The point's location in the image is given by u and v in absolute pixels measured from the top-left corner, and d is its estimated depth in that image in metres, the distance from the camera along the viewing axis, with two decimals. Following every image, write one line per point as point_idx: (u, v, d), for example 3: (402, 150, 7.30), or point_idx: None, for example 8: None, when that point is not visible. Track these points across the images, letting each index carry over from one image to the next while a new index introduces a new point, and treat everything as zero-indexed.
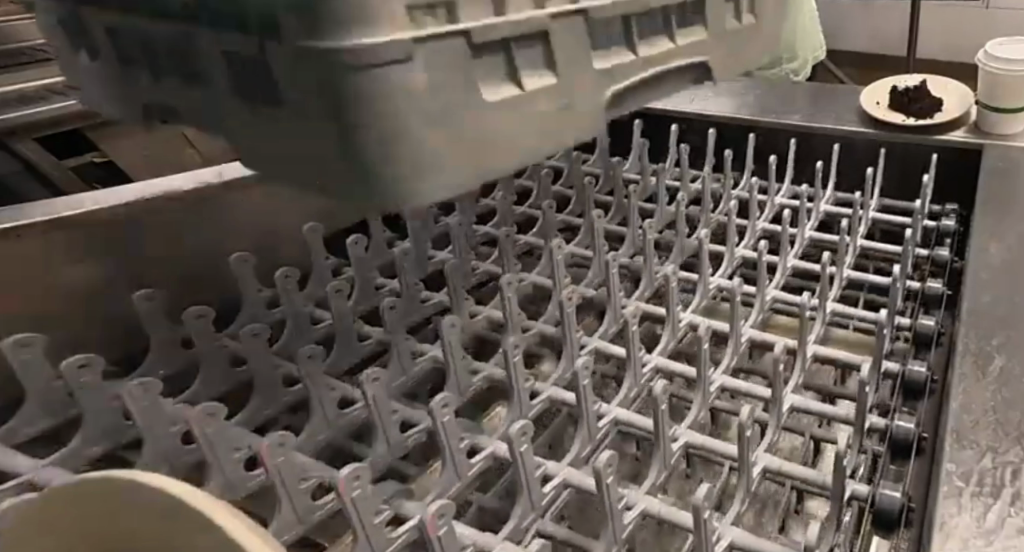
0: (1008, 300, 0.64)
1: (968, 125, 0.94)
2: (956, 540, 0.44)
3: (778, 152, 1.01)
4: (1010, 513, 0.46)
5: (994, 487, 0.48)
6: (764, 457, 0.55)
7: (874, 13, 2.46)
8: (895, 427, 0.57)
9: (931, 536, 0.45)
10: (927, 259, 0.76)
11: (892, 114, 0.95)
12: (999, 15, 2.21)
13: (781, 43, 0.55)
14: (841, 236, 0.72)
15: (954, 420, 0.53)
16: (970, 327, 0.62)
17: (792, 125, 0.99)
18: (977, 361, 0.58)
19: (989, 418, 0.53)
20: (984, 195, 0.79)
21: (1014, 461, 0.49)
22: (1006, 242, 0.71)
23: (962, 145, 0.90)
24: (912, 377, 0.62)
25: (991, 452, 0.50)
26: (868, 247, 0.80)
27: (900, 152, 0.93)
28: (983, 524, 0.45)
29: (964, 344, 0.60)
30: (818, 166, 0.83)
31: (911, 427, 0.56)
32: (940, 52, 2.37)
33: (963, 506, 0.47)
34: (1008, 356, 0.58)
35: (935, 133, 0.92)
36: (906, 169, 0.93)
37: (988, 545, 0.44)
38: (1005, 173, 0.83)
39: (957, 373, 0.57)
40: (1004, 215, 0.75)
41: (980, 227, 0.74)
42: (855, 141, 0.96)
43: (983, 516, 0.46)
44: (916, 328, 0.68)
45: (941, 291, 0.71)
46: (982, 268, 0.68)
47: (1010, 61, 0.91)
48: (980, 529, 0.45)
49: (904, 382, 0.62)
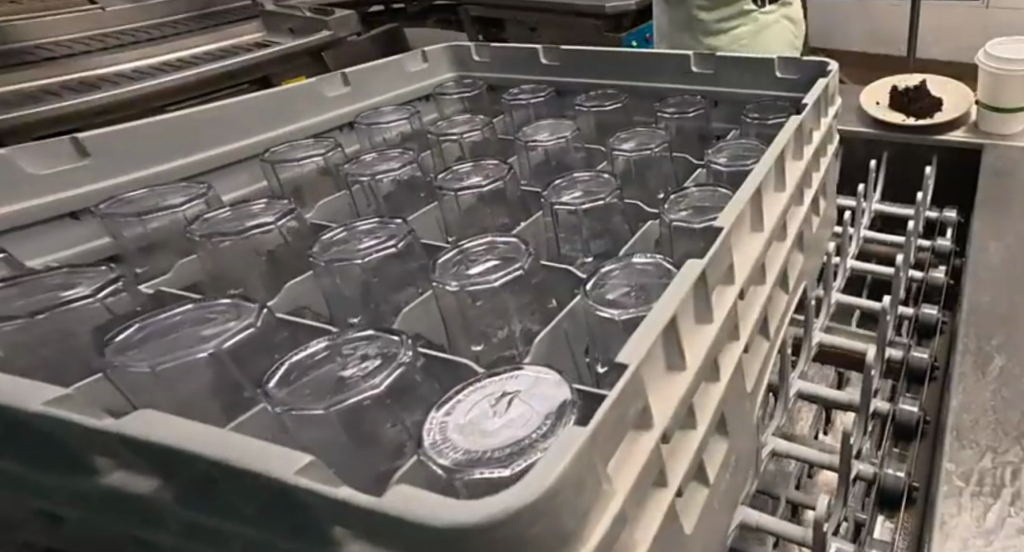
0: (1008, 301, 0.65)
1: (967, 125, 0.96)
2: (955, 542, 0.46)
3: None
4: (1010, 513, 0.48)
5: (994, 487, 0.49)
6: (773, 439, 0.55)
7: (873, 11, 2.48)
8: (885, 476, 0.53)
9: (932, 536, 0.47)
10: (921, 285, 0.73)
11: (893, 114, 0.97)
12: (996, 15, 2.23)
13: (789, 241, 0.51)
14: (846, 224, 0.72)
15: (953, 419, 0.55)
16: (969, 329, 0.63)
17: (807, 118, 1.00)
18: (978, 360, 0.60)
19: (989, 417, 0.55)
20: (982, 194, 0.81)
21: (1014, 461, 0.51)
22: (1005, 242, 0.73)
23: (961, 145, 0.92)
24: (902, 418, 0.58)
25: (990, 451, 0.52)
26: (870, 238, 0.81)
27: (898, 151, 0.94)
28: (983, 524, 0.47)
29: (964, 342, 0.62)
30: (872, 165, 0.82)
31: (901, 477, 0.53)
32: (937, 51, 2.39)
33: (963, 506, 0.48)
34: (1007, 356, 0.60)
35: (935, 133, 0.94)
36: (906, 174, 0.94)
37: (987, 545, 0.46)
38: (1005, 174, 0.84)
39: (957, 373, 0.59)
40: (1003, 215, 0.76)
41: (980, 229, 0.75)
42: (855, 142, 0.96)
43: (983, 516, 0.47)
44: (920, 317, 0.69)
45: (935, 319, 0.68)
46: (981, 269, 0.70)
47: (1009, 61, 0.93)
48: (979, 528, 0.47)
49: (895, 423, 0.58)
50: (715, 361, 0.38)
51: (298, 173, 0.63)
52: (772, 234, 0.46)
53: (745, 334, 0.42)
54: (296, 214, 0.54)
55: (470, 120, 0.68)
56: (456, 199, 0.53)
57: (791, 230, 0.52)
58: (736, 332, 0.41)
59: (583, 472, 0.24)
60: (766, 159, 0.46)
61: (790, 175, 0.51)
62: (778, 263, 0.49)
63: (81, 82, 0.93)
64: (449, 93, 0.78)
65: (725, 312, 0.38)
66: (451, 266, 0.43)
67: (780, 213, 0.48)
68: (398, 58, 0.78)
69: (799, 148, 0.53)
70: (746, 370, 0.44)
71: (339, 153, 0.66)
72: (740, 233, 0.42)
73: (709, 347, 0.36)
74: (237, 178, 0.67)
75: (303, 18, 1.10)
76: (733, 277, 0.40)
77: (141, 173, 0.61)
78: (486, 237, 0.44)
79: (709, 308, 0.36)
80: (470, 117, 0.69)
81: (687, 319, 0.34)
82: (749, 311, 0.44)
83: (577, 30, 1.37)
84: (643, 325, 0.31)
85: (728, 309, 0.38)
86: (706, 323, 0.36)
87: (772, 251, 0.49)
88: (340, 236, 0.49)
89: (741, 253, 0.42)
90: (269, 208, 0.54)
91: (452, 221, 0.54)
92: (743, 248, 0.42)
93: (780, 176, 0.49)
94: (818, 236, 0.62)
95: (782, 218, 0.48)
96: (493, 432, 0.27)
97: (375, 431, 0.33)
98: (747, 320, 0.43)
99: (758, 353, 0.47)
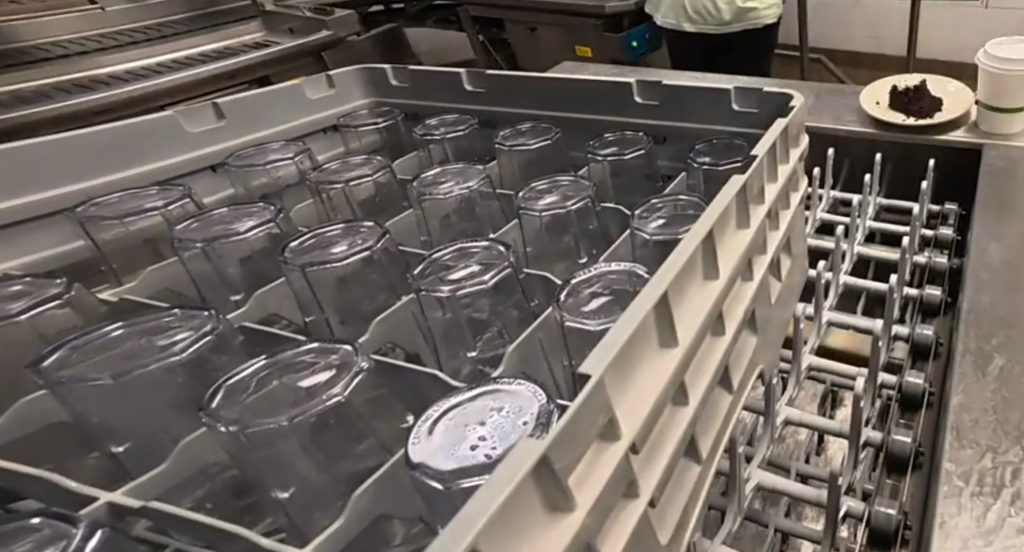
0: (1010, 301, 0.60)
1: (967, 125, 0.91)
2: (955, 540, 0.42)
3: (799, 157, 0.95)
4: (1010, 513, 0.44)
5: (994, 487, 0.45)
6: (722, 548, 0.45)
7: (873, 13, 2.44)
8: None
9: (929, 535, 0.43)
10: (909, 340, 0.65)
11: (893, 114, 0.92)
12: (997, 14, 2.18)
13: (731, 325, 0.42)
14: (839, 238, 0.67)
15: (953, 419, 0.51)
16: (969, 327, 0.59)
17: (817, 125, 0.94)
18: (976, 360, 0.56)
19: (989, 415, 0.51)
20: (983, 195, 0.76)
21: (1014, 461, 0.47)
22: (1007, 242, 0.68)
23: (960, 145, 0.88)
24: (879, 522, 0.50)
25: (990, 452, 0.48)
26: (853, 283, 0.72)
27: (899, 153, 0.91)
28: (982, 523, 0.43)
29: (963, 342, 0.57)
30: (868, 176, 0.77)
31: None
32: (939, 52, 2.35)
33: (963, 506, 0.44)
34: (1008, 355, 0.55)
35: (933, 134, 0.89)
36: (906, 173, 0.91)
37: (987, 545, 0.42)
38: (1007, 173, 0.79)
39: (956, 372, 0.55)
40: (1004, 215, 0.71)
41: (979, 226, 0.71)
42: (851, 144, 0.92)
43: (982, 515, 0.44)
44: (903, 387, 0.60)
45: (922, 390, 0.59)
46: (981, 269, 0.65)
47: (1010, 58, 0.89)
48: (978, 528, 0.43)
49: (869, 528, 0.51)
50: (588, 545, 0.28)
51: (122, 235, 0.60)
52: (701, 334, 0.36)
53: (649, 490, 0.32)
54: (65, 298, 0.50)
55: (366, 160, 0.64)
56: (326, 271, 0.47)
57: (732, 321, 0.41)
58: (633, 487, 0.31)
59: None
60: (693, 240, 0.36)
61: (735, 245, 0.41)
62: (712, 369, 0.39)
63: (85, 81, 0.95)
64: (358, 126, 0.75)
65: (603, 487, 0.28)
66: (261, 393, 0.37)
67: (711, 309, 0.38)
68: (293, 86, 0.77)
69: (745, 213, 0.43)
70: (662, 514, 0.34)
71: (185, 206, 0.63)
72: (642, 351, 0.32)
73: (570, 546, 0.26)
74: (51, 233, 0.62)
75: (302, 17, 1.13)
76: (619, 419, 0.30)
77: (107, 179, 0.67)
78: (311, 345, 0.39)
79: (568, 492, 0.26)
80: (366, 159, 0.64)
81: (526, 514, 0.24)
82: (652, 466, 0.33)
83: (585, 30, 1.62)
84: (439, 540, 0.21)
85: (604, 482, 0.28)
86: (565, 512, 0.26)
87: (699, 356, 0.38)
88: (120, 339, 0.44)
89: (642, 386, 0.31)
90: (31, 296, 0.51)
91: (321, 299, 0.48)
92: (645, 378, 0.32)
93: (725, 238, 0.40)
94: (779, 299, 0.53)
95: (712, 313, 0.38)
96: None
97: None
98: (653, 476, 0.32)
99: (687, 477, 0.37)
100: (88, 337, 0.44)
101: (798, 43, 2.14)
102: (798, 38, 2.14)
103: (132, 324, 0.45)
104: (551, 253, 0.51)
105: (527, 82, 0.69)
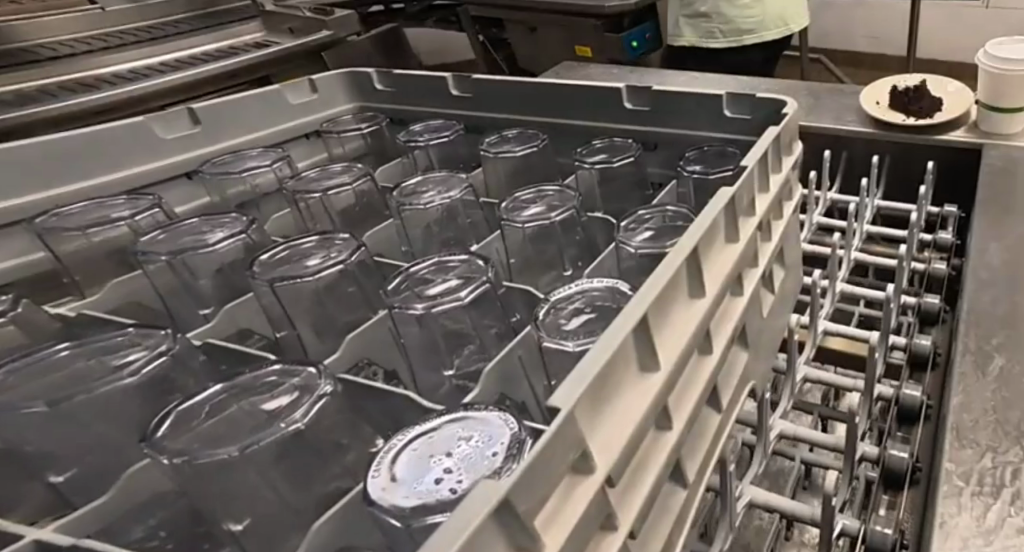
0: (1009, 300, 0.64)
1: (968, 124, 0.97)
2: (955, 540, 0.43)
3: (809, 152, 1.02)
4: (1010, 513, 0.44)
5: (994, 487, 0.46)
6: (752, 490, 0.55)
7: (874, 13, 2.52)
8: (872, 531, 0.53)
9: (930, 536, 0.44)
10: (916, 311, 0.74)
11: (892, 114, 0.98)
12: (995, 15, 2.26)
13: (763, 260, 0.49)
14: (851, 219, 0.77)
15: (953, 418, 0.52)
16: (970, 330, 0.61)
17: (821, 125, 1.00)
18: (977, 318, 0.62)
19: (988, 416, 0.52)
20: (985, 188, 0.83)
21: (1014, 462, 0.48)
22: (1007, 240, 0.73)
23: (961, 145, 0.94)
24: (892, 463, 0.59)
25: (991, 451, 0.49)
26: (865, 260, 0.80)
27: (900, 152, 0.97)
28: (982, 524, 0.44)
29: (964, 341, 0.60)
30: (875, 161, 0.85)
31: (889, 533, 0.53)
32: (939, 52, 2.43)
33: (963, 506, 0.45)
34: (1010, 339, 0.60)
35: (933, 133, 0.96)
36: (907, 172, 0.97)
37: (987, 545, 0.43)
38: (1007, 174, 0.85)
39: (959, 335, 0.60)
40: (1005, 217, 0.76)
41: (980, 220, 0.77)
42: (852, 145, 0.99)
43: (983, 515, 0.44)
44: (912, 349, 0.69)
45: (929, 350, 0.68)
46: (982, 269, 0.69)
47: (1010, 60, 0.95)
48: (979, 528, 0.44)
49: (885, 469, 0.59)
50: (664, 408, 0.34)
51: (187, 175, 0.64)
52: (745, 253, 0.43)
53: (698, 383, 0.39)
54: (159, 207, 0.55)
55: (447, 124, 0.65)
56: (422, 214, 0.52)
57: (763, 256, 0.49)
58: (687, 378, 0.38)
59: (485, 545, 0.21)
60: (742, 177, 0.43)
61: (773, 185, 0.49)
62: (738, 312, 0.44)
63: (162, 63, 1.01)
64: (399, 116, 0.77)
65: (680, 392, 0.36)
66: (401, 296, 0.42)
67: (749, 241, 0.44)
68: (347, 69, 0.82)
69: (778, 160, 0.50)
70: (700, 440, 0.42)
71: None
72: (707, 255, 0.38)
73: (659, 398, 0.32)
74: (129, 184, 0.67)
75: (302, 19, 1.10)
76: (690, 306, 0.35)
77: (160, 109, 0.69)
78: (432, 259, 0.44)
79: (656, 354, 0.32)
80: (347, 165, 0.57)
81: (631, 361, 0.30)
82: (693, 381, 0.38)
83: (584, 30, 1.66)
84: (588, 356, 0.27)
85: (685, 343, 0.34)
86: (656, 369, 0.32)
87: (728, 299, 0.44)
88: (193, 226, 0.48)
89: (711, 277, 0.38)
90: (125, 204, 0.54)
91: (412, 236, 0.53)
92: (709, 276, 0.38)
93: (763, 179, 0.47)
94: (797, 260, 0.61)
95: (750, 246, 0.45)
96: (295, 489, 0.32)
97: (168, 519, 0.34)
98: (698, 376, 0.39)
99: (710, 424, 0.43)
100: (179, 226, 0.48)
101: (802, 43, 2.21)
102: (802, 38, 2.21)
103: (205, 217, 0.49)
104: (608, 203, 0.58)
105: (506, 85, 0.64)
